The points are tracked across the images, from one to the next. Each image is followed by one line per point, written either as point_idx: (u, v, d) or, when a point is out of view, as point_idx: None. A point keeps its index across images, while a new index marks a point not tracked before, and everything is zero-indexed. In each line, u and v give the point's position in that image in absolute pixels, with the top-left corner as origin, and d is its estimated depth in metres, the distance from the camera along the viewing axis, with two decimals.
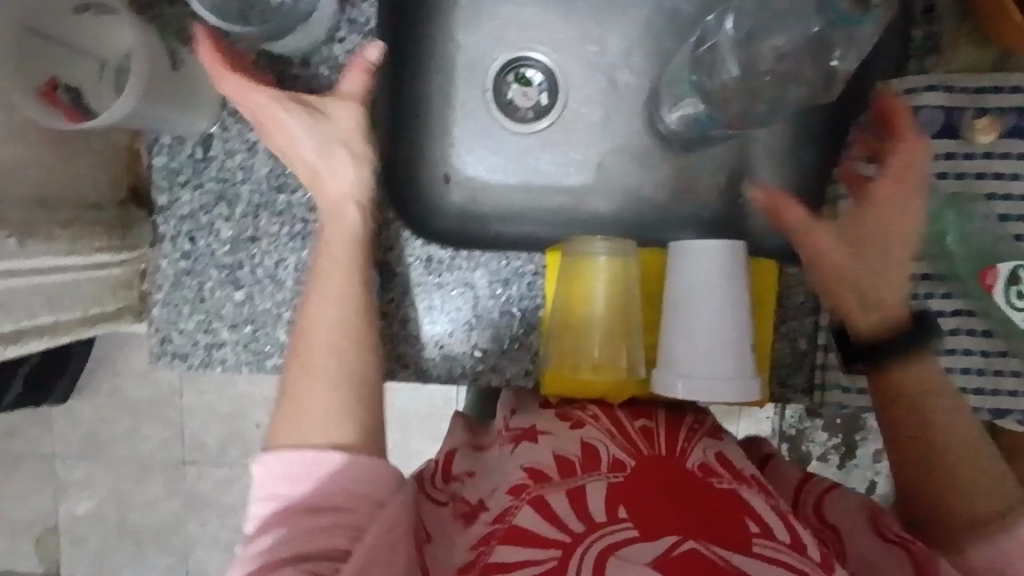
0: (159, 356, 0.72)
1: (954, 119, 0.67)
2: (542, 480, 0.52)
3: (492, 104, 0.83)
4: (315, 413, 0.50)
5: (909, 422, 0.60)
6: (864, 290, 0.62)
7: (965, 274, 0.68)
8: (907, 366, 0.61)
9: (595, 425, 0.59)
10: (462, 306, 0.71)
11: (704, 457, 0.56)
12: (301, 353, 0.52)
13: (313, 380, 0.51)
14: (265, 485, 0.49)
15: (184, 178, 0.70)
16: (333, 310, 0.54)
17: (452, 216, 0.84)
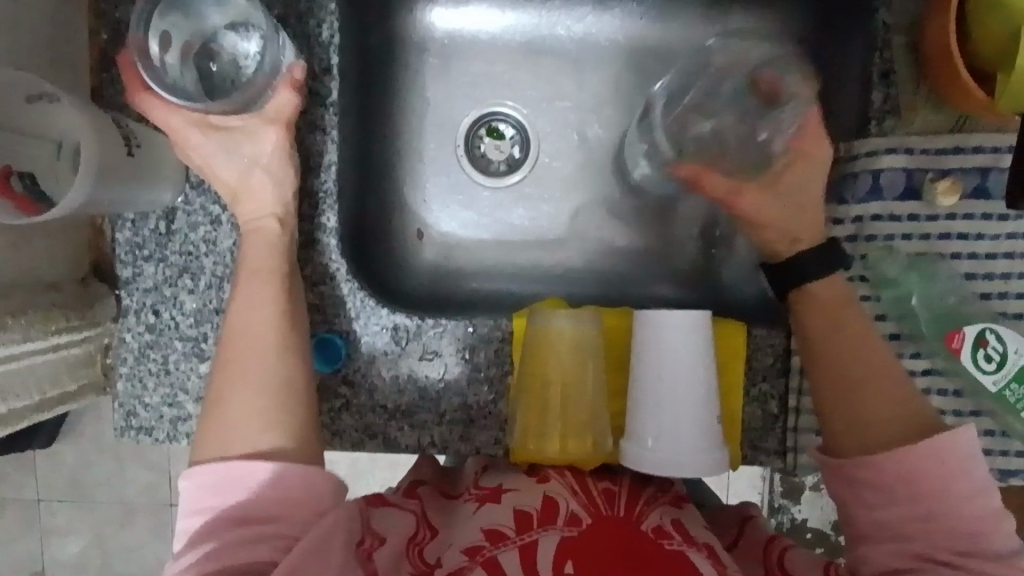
0: (122, 431, 0.71)
1: (918, 181, 0.67)
2: (499, 540, 0.53)
3: (463, 158, 0.83)
4: (240, 421, 0.52)
5: (858, 424, 0.51)
6: (819, 319, 0.57)
7: (931, 334, 0.68)
8: (870, 390, 0.52)
9: (559, 482, 0.61)
10: (431, 373, 0.71)
11: (659, 520, 0.57)
12: (227, 367, 0.54)
13: (235, 393, 0.53)
14: (194, 501, 0.50)
15: (147, 252, 0.69)
16: (256, 319, 0.56)
17: (421, 279, 0.82)
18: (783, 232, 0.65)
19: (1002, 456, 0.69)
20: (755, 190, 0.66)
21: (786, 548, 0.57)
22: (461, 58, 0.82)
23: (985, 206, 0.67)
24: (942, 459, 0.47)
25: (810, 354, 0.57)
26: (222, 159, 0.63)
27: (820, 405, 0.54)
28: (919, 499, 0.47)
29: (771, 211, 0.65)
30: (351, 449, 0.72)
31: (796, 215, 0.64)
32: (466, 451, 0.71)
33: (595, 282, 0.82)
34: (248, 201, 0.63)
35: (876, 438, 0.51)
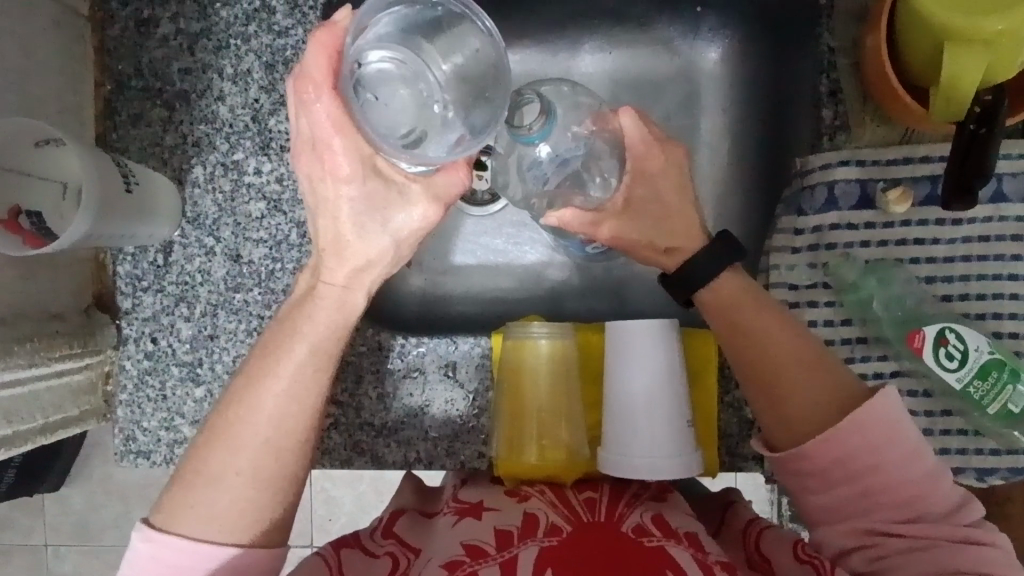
0: (122, 454, 0.75)
1: (871, 190, 0.72)
2: (479, 556, 0.52)
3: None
4: (215, 508, 0.45)
5: (794, 424, 0.54)
6: (741, 321, 0.57)
7: (896, 336, 0.70)
8: (795, 385, 0.54)
9: (540, 498, 0.61)
10: (415, 391, 0.74)
11: (639, 519, 0.57)
12: (235, 431, 0.45)
13: (219, 472, 0.45)
14: (144, 567, 0.44)
15: (146, 283, 0.74)
16: (278, 396, 0.45)
17: (410, 306, 0.85)
18: (652, 248, 0.60)
19: (975, 453, 0.71)
20: (611, 216, 0.59)
21: (764, 528, 0.59)
22: None
23: (938, 212, 0.70)
24: (866, 432, 0.51)
25: (735, 356, 0.58)
26: (332, 182, 0.42)
27: (751, 401, 0.57)
28: (856, 479, 0.52)
29: (635, 234, 0.59)
30: (341, 467, 0.75)
31: (658, 229, 0.59)
32: (451, 465, 0.74)
33: (575, 300, 0.86)
34: (326, 263, 0.44)
35: (808, 431, 0.53)
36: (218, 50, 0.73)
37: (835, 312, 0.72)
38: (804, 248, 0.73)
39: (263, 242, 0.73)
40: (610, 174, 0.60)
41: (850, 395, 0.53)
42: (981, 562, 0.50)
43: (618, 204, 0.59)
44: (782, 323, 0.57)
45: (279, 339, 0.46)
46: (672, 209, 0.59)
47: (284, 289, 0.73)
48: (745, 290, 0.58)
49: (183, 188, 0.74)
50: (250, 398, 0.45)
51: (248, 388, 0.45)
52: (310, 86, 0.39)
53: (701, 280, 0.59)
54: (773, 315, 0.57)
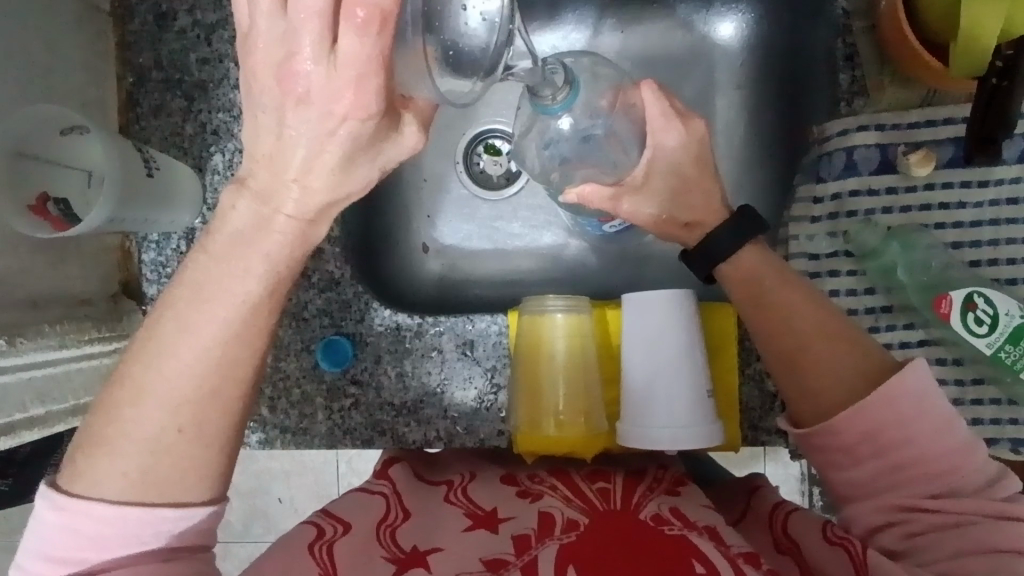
0: None
1: (892, 154, 0.70)
2: (499, 567, 0.48)
3: (464, 172, 0.87)
4: (134, 467, 0.42)
5: (819, 397, 0.53)
6: (763, 294, 0.56)
7: (922, 303, 0.69)
8: (819, 358, 0.53)
9: (554, 495, 0.58)
10: (433, 369, 0.74)
11: (657, 509, 0.54)
12: (149, 385, 0.42)
13: (143, 432, 0.42)
14: (64, 538, 0.42)
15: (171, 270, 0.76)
16: (202, 340, 0.42)
17: (428, 290, 0.86)
18: (674, 223, 0.59)
19: (1010, 424, 0.68)
20: (630, 191, 0.58)
21: (790, 511, 0.58)
22: None
23: (963, 174, 0.68)
24: (895, 404, 0.50)
25: (758, 331, 0.57)
26: (322, 128, 0.38)
27: (774, 375, 0.56)
28: (886, 454, 0.50)
29: (653, 209, 0.58)
30: (363, 447, 0.75)
31: (675, 205, 0.58)
32: (470, 442, 0.74)
33: (592, 281, 0.86)
34: (295, 209, 0.42)
35: (831, 404, 0.52)
36: (233, 38, 0.75)
37: (857, 281, 0.71)
38: (825, 217, 0.72)
39: None
40: (631, 148, 0.61)
41: (875, 371, 0.52)
42: (1012, 541, 0.47)
43: (639, 179, 0.58)
44: (803, 296, 0.56)
45: (192, 274, 0.42)
46: (692, 178, 0.58)
47: (314, 273, 0.75)
48: (766, 264, 0.57)
49: (203, 176, 0.76)
50: (173, 347, 0.42)
51: (170, 339, 0.42)
52: (368, 11, 0.34)
53: (720, 256, 0.58)
54: (796, 288, 0.56)
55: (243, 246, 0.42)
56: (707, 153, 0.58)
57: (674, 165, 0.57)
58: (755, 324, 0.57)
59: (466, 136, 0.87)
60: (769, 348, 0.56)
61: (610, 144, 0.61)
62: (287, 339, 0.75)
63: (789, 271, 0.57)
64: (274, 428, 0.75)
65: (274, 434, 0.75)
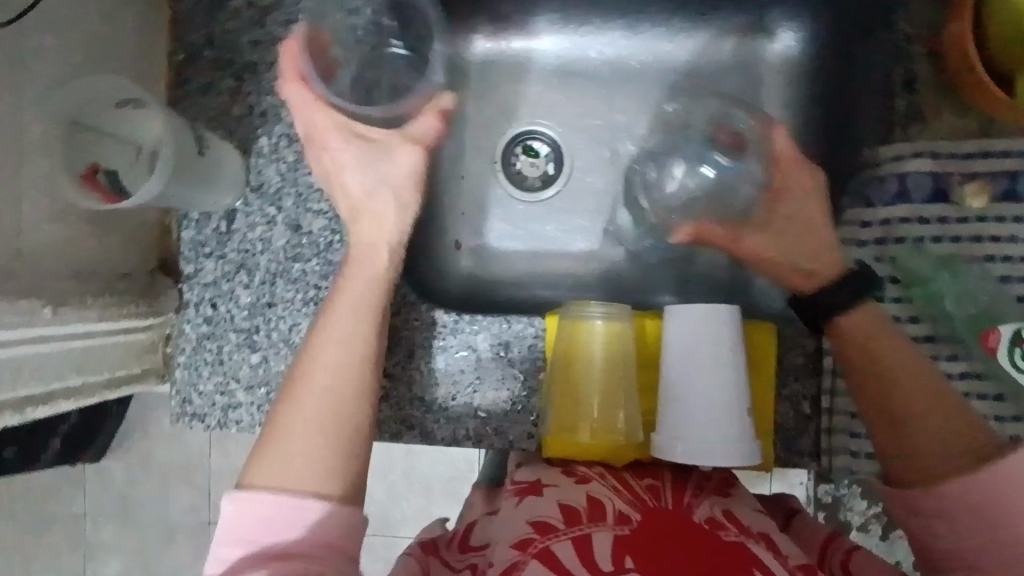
0: (176, 419, 0.76)
1: (944, 183, 0.69)
2: (546, 531, 0.49)
3: (505, 183, 0.90)
4: (293, 455, 0.44)
5: (926, 468, 0.51)
6: (871, 359, 0.56)
7: (967, 335, 0.68)
8: (933, 434, 0.52)
9: (602, 482, 0.59)
10: (466, 369, 0.74)
11: (710, 512, 0.54)
12: (297, 386, 0.46)
13: (306, 431, 0.45)
14: (240, 527, 0.43)
15: (207, 250, 0.76)
16: (338, 335, 0.48)
17: (462, 289, 0.87)
18: (795, 270, 0.63)
19: None
20: (752, 229, 0.65)
21: (849, 551, 0.55)
22: (500, 81, 0.90)
23: (1016, 208, 0.68)
24: (1009, 481, 0.47)
25: (862, 401, 0.57)
26: None
27: (875, 444, 0.55)
28: (986, 521, 0.47)
29: (774, 248, 0.64)
30: (390, 440, 0.75)
31: (797, 244, 0.63)
32: (499, 444, 0.74)
33: (628, 292, 0.87)
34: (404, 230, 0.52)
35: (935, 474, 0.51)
36: (288, 22, 0.74)
37: (902, 308, 0.70)
38: (872, 242, 0.71)
39: (323, 214, 0.75)
40: (754, 179, 0.67)
41: (986, 455, 0.50)
42: None
43: (761, 215, 0.66)
44: (914, 365, 0.55)
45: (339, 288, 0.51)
46: (794, 216, 0.64)
47: None
48: (879, 330, 0.57)
49: (248, 158, 0.76)
50: (313, 353, 0.47)
51: (315, 345, 0.48)
52: None
53: (834, 311, 0.59)
54: (910, 355, 0.55)
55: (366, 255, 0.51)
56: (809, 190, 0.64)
57: (800, 205, 0.64)
58: (863, 391, 0.57)
59: (505, 137, 0.91)
60: (871, 416, 0.56)
61: (736, 176, 0.69)
62: None
63: (904, 338, 0.57)
64: None
65: None
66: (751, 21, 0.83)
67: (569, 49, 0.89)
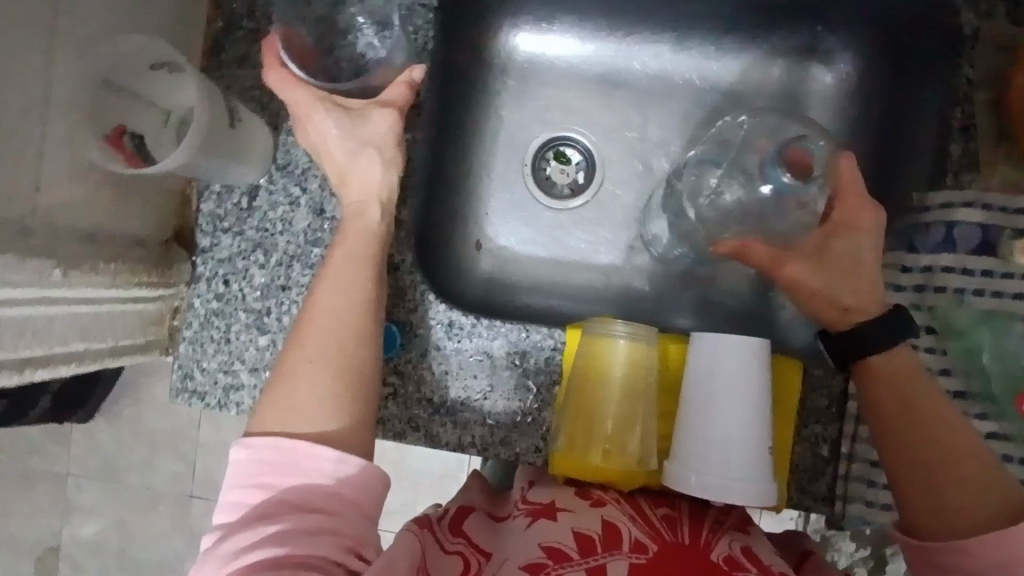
0: (175, 395, 0.74)
1: (994, 235, 0.66)
2: (561, 560, 0.52)
3: (534, 187, 0.88)
4: (302, 400, 0.52)
5: (958, 522, 0.53)
6: (896, 409, 0.58)
7: (1001, 395, 0.66)
8: (965, 490, 0.54)
9: (618, 508, 0.61)
10: (478, 374, 0.72)
11: (728, 548, 0.56)
12: (303, 337, 0.55)
13: (316, 377, 0.53)
14: (249, 469, 0.50)
15: (226, 224, 0.74)
16: (344, 292, 0.56)
17: (480, 290, 0.85)
18: (833, 305, 0.65)
19: None
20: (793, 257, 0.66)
21: None
22: (539, 83, 0.88)
23: None
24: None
25: (889, 454, 0.58)
26: None
27: (900, 494, 0.57)
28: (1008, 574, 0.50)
29: (817, 281, 0.65)
30: (391, 439, 0.72)
31: (840, 283, 0.65)
32: (503, 455, 0.71)
33: (649, 310, 0.84)
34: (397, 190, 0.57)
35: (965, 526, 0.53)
36: None
37: (936, 359, 0.68)
38: (910, 288, 0.69)
39: None
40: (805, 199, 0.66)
41: (1016, 514, 0.52)
42: None
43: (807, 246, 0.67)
44: (946, 414, 0.57)
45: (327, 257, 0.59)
46: (840, 254, 0.65)
47: None
48: (904, 369, 0.60)
49: (277, 134, 0.74)
50: (317, 310, 0.55)
51: (320, 298, 0.56)
52: None
53: (873, 349, 0.61)
54: (934, 401, 0.58)
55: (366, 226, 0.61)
56: (863, 234, 0.65)
57: (852, 244, 0.65)
58: (892, 441, 0.58)
59: (539, 140, 0.89)
60: (900, 468, 0.57)
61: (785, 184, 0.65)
62: None
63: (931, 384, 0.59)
64: None
65: None
66: (803, 47, 0.81)
67: (611, 57, 0.87)
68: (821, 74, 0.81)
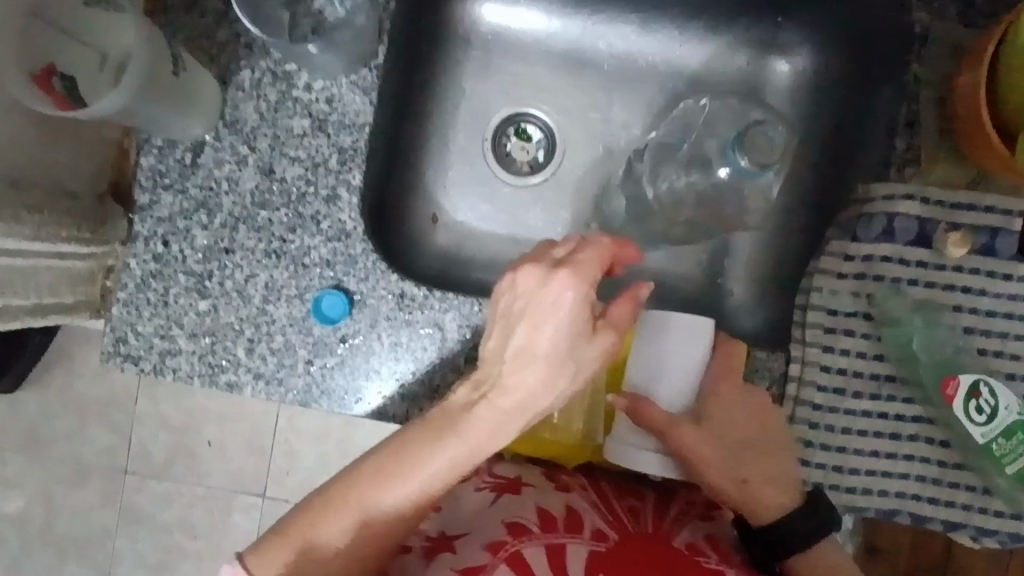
0: (108, 356, 0.70)
1: (928, 229, 0.70)
2: (521, 535, 0.55)
3: (492, 163, 0.87)
4: (340, 530, 0.53)
5: (757, 497, 0.62)
6: (708, 448, 0.63)
7: (927, 382, 0.69)
8: (766, 483, 0.62)
9: (583, 495, 0.64)
10: (428, 346, 0.71)
11: (690, 537, 0.61)
12: (358, 498, 0.53)
13: (355, 529, 0.53)
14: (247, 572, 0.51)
15: (167, 181, 0.70)
16: (441, 467, 0.53)
17: (433, 263, 0.84)
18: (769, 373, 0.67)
19: (979, 512, 0.69)
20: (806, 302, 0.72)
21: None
22: (503, 55, 0.87)
23: (992, 265, 0.69)
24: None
25: (679, 452, 0.64)
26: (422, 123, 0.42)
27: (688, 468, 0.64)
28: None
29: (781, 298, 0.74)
30: (336, 411, 0.71)
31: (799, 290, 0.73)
32: None
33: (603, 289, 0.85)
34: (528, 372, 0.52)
35: (765, 507, 0.62)
36: None
37: (870, 345, 0.70)
38: (851, 275, 0.71)
39: (299, 162, 0.71)
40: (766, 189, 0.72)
41: (792, 488, 0.63)
42: None
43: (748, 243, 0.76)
44: (710, 445, 0.63)
45: (440, 413, 0.54)
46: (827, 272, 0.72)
47: (318, 215, 0.71)
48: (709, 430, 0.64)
49: (225, 89, 0.70)
50: (395, 478, 0.52)
51: (398, 463, 0.53)
52: None
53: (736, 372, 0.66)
54: (746, 459, 0.63)
55: (489, 413, 0.53)
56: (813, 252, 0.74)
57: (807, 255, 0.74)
58: (702, 440, 0.63)
59: (500, 113, 0.87)
60: (688, 459, 0.63)
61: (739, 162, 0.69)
62: (280, 281, 0.70)
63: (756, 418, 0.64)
64: (248, 373, 0.70)
65: (246, 379, 0.70)
66: (765, 35, 0.82)
67: (577, 34, 0.86)
68: (782, 64, 0.82)
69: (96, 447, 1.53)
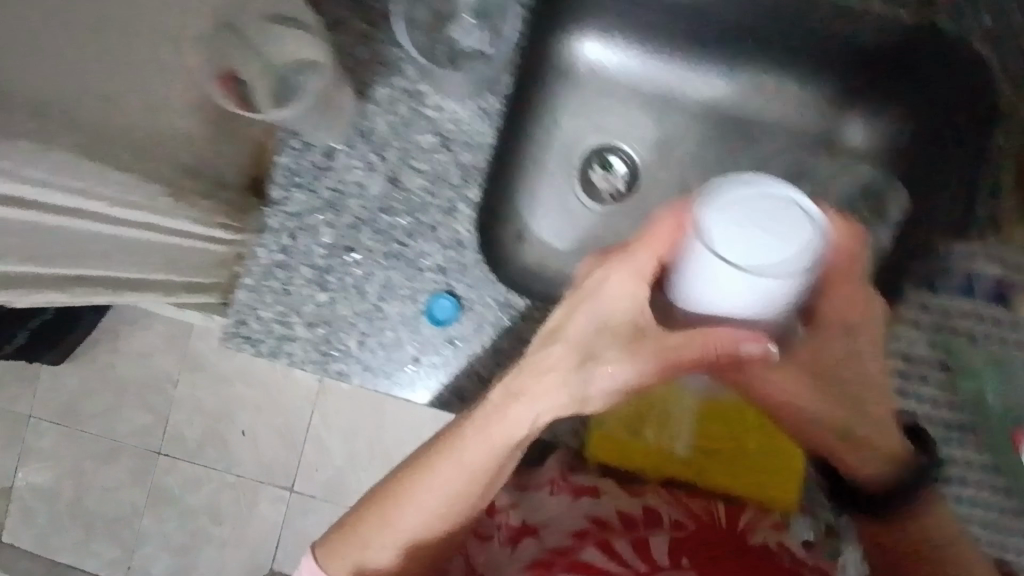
0: (229, 335, 0.76)
1: (1007, 289, 0.73)
2: (602, 528, 0.69)
3: (581, 190, 0.93)
4: (379, 550, 0.66)
5: (884, 470, 0.61)
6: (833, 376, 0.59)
7: (998, 428, 0.75)
8: (851, 452, 0.61)
9: (656, 496, 0.73)
10: (527, 355, 0.75)
11: (767, 537, 0.70)
12: (395, 508, 0.65)
13: (403, 537, 0.65)
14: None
15: (301, 180, 0.76)
16: (448, 489, 0.64)
17: (522, 277, 0.89)
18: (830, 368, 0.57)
19: None
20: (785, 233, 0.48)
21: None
22: (602, 91, 0.93)
23: None
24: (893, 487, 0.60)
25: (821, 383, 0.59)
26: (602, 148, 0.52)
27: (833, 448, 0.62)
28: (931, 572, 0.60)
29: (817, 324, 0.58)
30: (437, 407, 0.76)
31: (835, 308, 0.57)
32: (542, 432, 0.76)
33: None
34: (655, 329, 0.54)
35: (880, 454, 0.60)
36: None
37: (940, 391, 0.76)
38: (928, 325, 0.75)
39: (424, 174, 0.76)
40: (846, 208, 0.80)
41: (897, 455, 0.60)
42: None
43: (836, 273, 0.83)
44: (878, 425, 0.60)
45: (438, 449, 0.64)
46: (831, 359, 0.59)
47: (435, 225, 0.76)
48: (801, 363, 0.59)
49: (361, 102, 0.76)
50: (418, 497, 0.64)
51: (414, 482, 0.64)
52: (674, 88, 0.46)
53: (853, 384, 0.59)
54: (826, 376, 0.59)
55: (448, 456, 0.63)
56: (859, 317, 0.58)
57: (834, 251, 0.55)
58: (832, 406, 0.60)
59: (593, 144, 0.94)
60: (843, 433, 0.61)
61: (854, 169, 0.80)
62: (396, 281, 0.75)
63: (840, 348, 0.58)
64: (359, 364, 0.75)
65: (356, 369, 0.75)
66: (846, 100, 0.87)
67: (674, 78, 0.92)
68: (855, 126, 0.88)
69: (132, 425, 1.57)
